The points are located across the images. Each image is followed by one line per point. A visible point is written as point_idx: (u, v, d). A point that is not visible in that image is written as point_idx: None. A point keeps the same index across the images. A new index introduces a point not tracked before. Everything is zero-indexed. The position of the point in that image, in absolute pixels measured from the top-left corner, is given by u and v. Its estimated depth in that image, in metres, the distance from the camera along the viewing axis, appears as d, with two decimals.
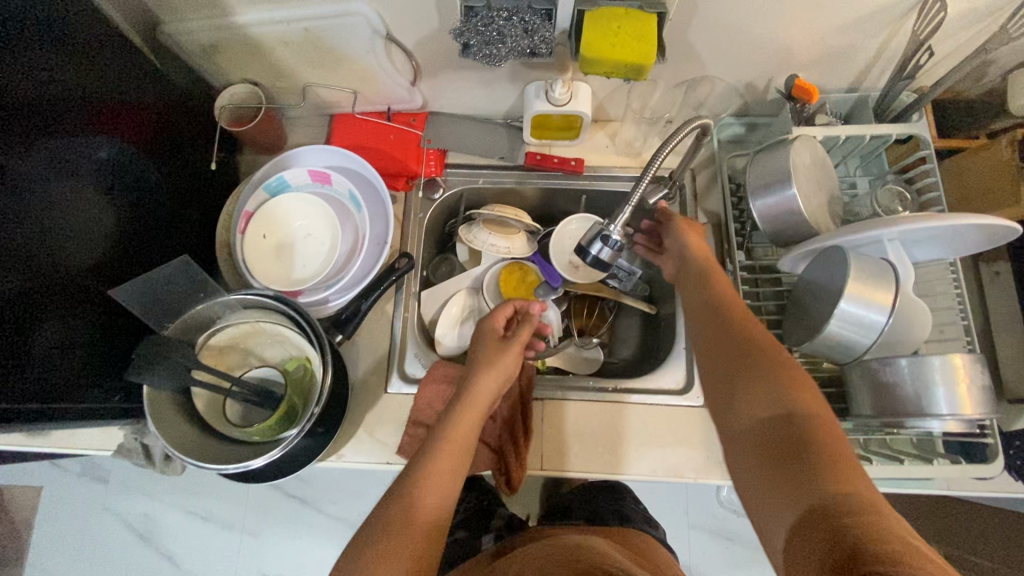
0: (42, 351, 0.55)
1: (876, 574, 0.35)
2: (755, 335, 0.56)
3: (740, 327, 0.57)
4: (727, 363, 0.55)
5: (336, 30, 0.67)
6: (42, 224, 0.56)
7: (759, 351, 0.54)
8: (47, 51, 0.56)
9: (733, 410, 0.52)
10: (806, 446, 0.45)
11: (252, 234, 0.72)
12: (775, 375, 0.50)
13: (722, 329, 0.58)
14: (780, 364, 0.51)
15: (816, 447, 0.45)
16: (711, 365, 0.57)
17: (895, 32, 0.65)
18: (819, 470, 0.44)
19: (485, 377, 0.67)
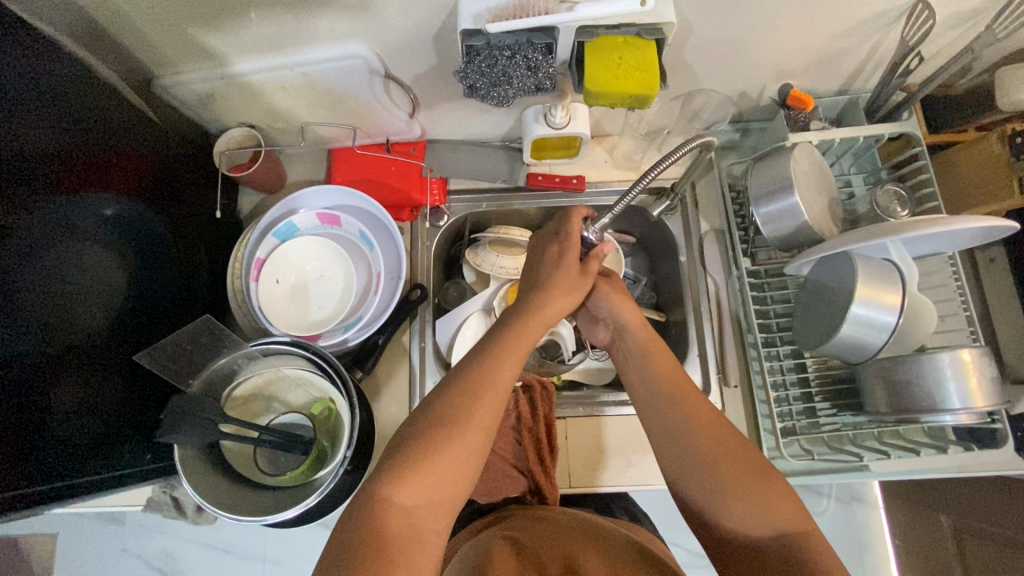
0: (67, 423, 0.55)
1: None
2: (682, 381, 0.63)
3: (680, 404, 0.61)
4: (672, 417, 0.60)
5: (334, 72, 0.66)
6: (53, 291, 0.56)
7: (723, 454, 0.56)
8: (50, 117, 0.55)
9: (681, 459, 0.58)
10: (750, 484, 0.54)
11: (266, 280, 0.72)
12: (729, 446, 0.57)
13: (648, 364, 0.65)
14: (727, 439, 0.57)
15: (744, 476, 0.55)
16: (652, 411, 0.62)
17: (883, 38, 0.67)
18: (769, 509, 0.52)
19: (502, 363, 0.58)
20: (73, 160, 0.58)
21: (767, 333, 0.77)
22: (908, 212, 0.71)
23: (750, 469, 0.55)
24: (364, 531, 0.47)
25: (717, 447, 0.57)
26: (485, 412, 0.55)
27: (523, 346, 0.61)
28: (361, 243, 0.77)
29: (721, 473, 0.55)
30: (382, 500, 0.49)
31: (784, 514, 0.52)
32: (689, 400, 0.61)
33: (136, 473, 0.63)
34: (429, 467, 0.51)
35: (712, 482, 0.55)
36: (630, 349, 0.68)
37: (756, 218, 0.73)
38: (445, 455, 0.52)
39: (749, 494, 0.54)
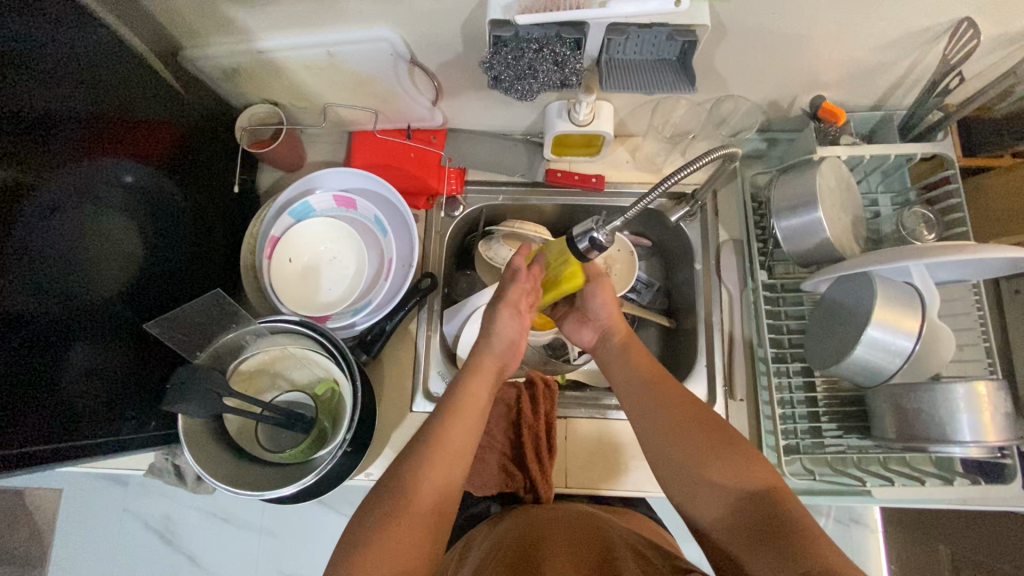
0: (76, 383, 0.56)
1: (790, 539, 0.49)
2: (663, 378, 0.66)
3: (679, 422, 0.61)
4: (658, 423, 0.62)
5: (359, 54, 0.66)
6: (68, 251, 0.56)
7: (699, 440, 0.58)
8: (72, 78, 0.55)
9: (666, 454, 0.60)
10: (720, 454, 0.57)
11: (279, 258, 0.72)
12: (716, 452, 0.57)
13: (627, 362, 0.69)
14: (713, 447, 0.58)
15: (714, 452, 0.57)
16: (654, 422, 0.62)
17: (923, 55, 0.65)
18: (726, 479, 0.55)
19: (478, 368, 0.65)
20: (91, 122, 0.58)
21: (778, 348, 0.76)
22: (934, 236, 0.70)
23: (711, 431, 0.59)
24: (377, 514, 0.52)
25: (688, 418, 0.60)
26: (455, 441, 0.57)
27: (480, 383, 0.64)
28: (375, 228, 0.77)
29: (690, 440, 0.59)
30: (382, 511, 0.52)
31: (756, 472, 0.55)
32: (670, 399, 0.63)
33: (140, 439, 0.64)
34: (423, 473, 0.55)
35: (693, 467, 0.57)
36: (626, 376, 0.68)
37: (776, 231, 0.72)
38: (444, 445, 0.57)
39: (723, 458, 0.56)
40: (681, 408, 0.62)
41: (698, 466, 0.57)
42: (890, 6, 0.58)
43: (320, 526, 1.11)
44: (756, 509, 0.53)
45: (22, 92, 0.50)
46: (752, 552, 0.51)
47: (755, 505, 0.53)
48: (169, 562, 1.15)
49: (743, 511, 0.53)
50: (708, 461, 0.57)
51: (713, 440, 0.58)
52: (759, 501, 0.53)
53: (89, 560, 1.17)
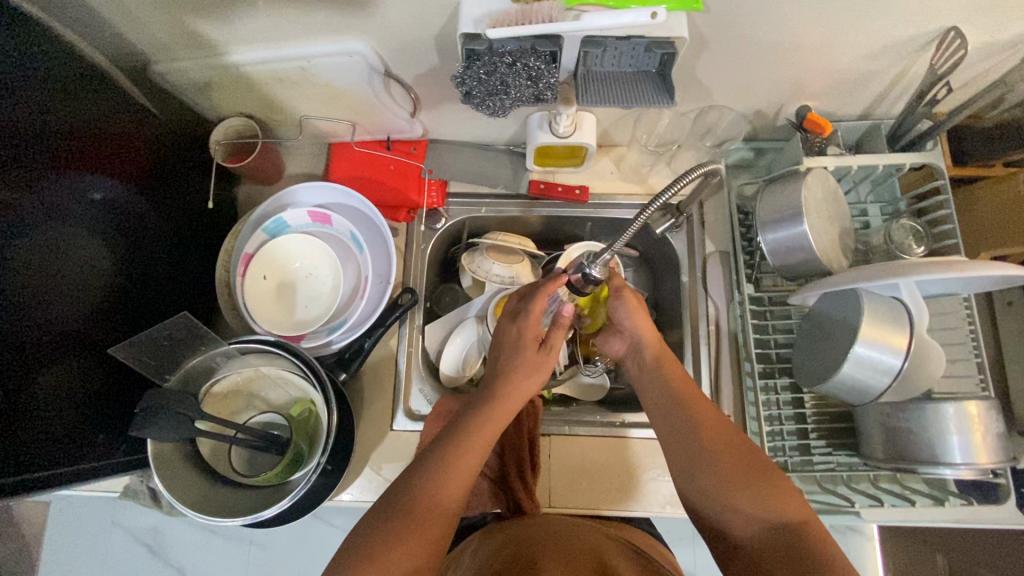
0: (45, 410, 0.54)
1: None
2: (698, 397, 0.62)
3: (713, 449, 0.57)
4: (686, 445, 0.58)
5: (333, 67, 0.64)
6: (32, 273, 0.54)
7: (732, 463, 0.55)
8: (32, 93, 0.53)
9: (696, 480, 0.56)
10: (753, 485, 0.54)
11: (253, 275, 0.70)
12: (754, 480, 0.54)
13: (658, 376, 0.65)
14: (748, 473, 0.54)
15: (744, 483, 0.54)
16: (683, 448, 0.58)
17: (912, 63, 0.64)
18: (764, 505, 0.52)
19: (515, 377, 0.63)
20: (57, 138, 0.56)
21: (766, 363, 0.74)
22: (923, 249, 0.68)
23: (747, 458, 0.55)
24: (392, 519, 0.52)
25: (723, 443, 0.57)
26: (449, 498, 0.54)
27: (504, 413, 0.61)
28: (350, 243, 0.75)
29: (721, 470, 0.55)
30: (401, 515, 0.52)
31: (789, 508, 0.52)
32: (703, 418, 0.59)
33: (111, 465, 0.62)
34: (443, 479, 0.54)
35: (722, 493, 0.54)
36: (657, 388, 0.64)
37: (762, 244, 0.70)
38: (467, 454, 0.57)
39: (754, 490, 0.53)
40: (719, 431, 0.59)
41: (728, 493, 0.54)
42: (877, 15, 0.56)
43: (309, 538, 1.10)
44: (783, 548, 0.50)
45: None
46: None
47: (786, 541, 0.50)
48: None
49: (771, 545, 0.51)
50: (742, 493, 0.54)
51: (747, 472, 0.54)
52: (789, 541, 0.50)
53: None
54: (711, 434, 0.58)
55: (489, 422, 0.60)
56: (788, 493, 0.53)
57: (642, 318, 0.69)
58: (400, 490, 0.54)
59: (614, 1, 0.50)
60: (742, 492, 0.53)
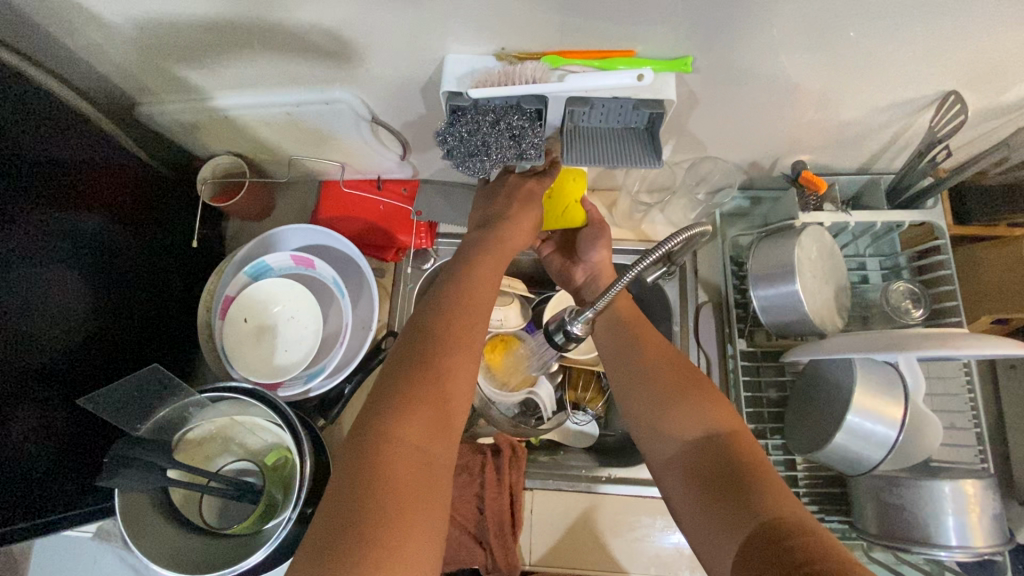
0: (10, 460, 0.53)
1: (749, 484, 0.45)
2: (643, 325, 0.63)
3: (653, 367, 0.57)
4: (626, 365, 0.59)
5: (320, 112, 0.64)
6: (4, 317, 0.53)
7: (666, 378, 0.56)
8: (15, 137, 0.52)
9: (631, 397, 0.57)
10: (685, 397, 0.53)
11: (233, 318, 0.69)
12: (684, 393, 0.53)
13: (617, 309, 0.66)
14: (681, 386, 0.54)
15: (679, 396, 0.53)
16: (626, 369, 0.59)
17: (909, 123, 0.62)
18: (695, 412, 0.52)
19: (518, 232, 0.63)
20: (35, 182, 0.55)
21: (758, 422, 0.72)
22: (921, 314, 0.65)
23: (684, 375, 0.55)
24: (408, 370, 0.49)
25: (662, 361, 0.58)
26: (464, 379, 0.50)
27: (496, 266, 0.61)
28: (334, 288, 0.73)
29: (655, 384, 0.56)
30: (421, 366, 0.49)
31: (720, 416, 0.51)
32: (646, 344, 0.60)
33: (75, 515, 0.60)
34: (456, 344, 0.52)
35: (655, 407, 0.54)
36: (605, 317, 0.65)
37: (753, 299, 0.68)
38: (470, 311, 0.55)
39: (683, 401, 0.53)
40: (659, 350, 0.59)
41: (661, 406, 0.54)
42: (873, 77, 0.55)
43: None
44: (703, 454, 0.49)
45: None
46: (702, 494, 0.47)
47: (714, 448, 0.49)
48: None
49: (697, 453, 0.49)
50: (674, 402, 0.53)
51: (681, 385, 0.54)
52: (713, 445, 0.49)
53: None
54: (654, 356, 0.59)
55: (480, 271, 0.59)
56: (722, 405, 0.52)
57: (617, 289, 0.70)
58: (416, 346, 0.51)
59: (601, 61, 0.50)
60: (675, 402, 0.53)
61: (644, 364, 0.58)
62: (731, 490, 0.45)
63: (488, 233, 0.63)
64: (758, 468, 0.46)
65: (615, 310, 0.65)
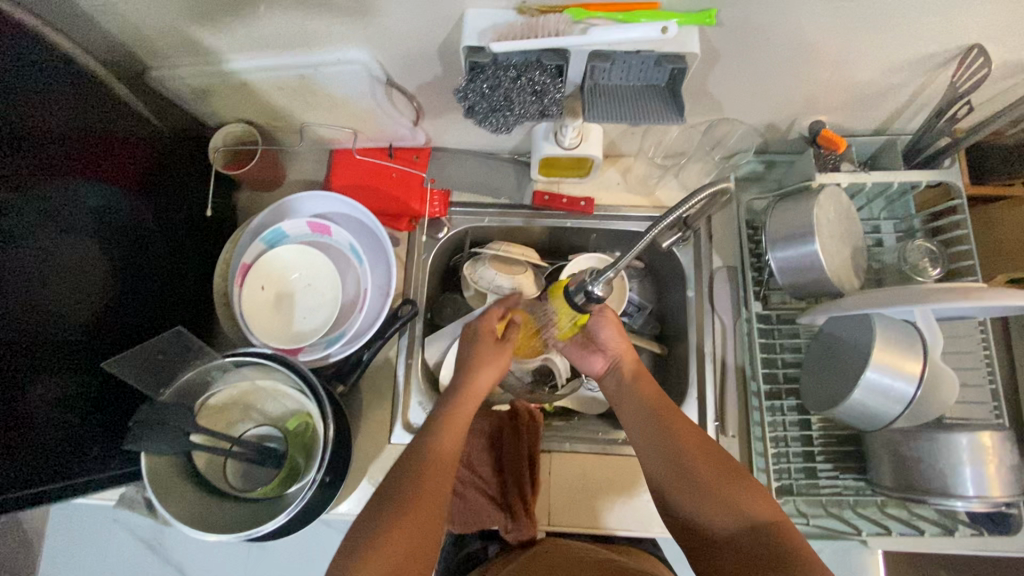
0: (36, 422, 0.53)
1: (794, 566, 0.47)
2: (666, 397, 0.64)
3: (685, 446, 0.59)
4: (656, 436, 0.61)
5: (334, 75, 0.63)
6: (21, 287, 0.52)
7: (704, 458, 0.57)
8: (26, 99, 0.52)
9: (663, 469, 0.59)
10: (727, 484, 0.55)
11: (250, 286, 0.69)
12: (723, 480, 0.55)
13: (632, 382, 0.67)
14: (720, 472, 0.56)
15: (720, 479, 0.56)
16: (655, 442, 0.60)
17: (929, 80, 0.62)
18: (737, 504, 0.54)
19: (485, 370, 0.66)
20: (45, 145, 0.54)
21: (772, 384, 0.73)
22: (938, 271, 0.66)
23: (720, 461, 0.57)
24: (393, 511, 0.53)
25: (695, 441, 0.59)
26: (441, 475, 0.56)
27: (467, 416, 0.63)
28: (350, 255, 0.74)
29: (693, 463, 0.57)
30: (404, 502, 0.53)
31: (760, 506, 0.53)
32: (674, 417, 0.61)
33: (101, 478, 0.61)
34: (432, 466, 0.57)
35: (696, 482, 0.56)
36: (632, 395, 0.66)
37: (770, 262, 0.68)
38: (446, 432, 0.60)
39: (728, 485, 0.55)
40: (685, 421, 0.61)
41: (702, 485, 0.56)
42: (896, 30, 0.54)
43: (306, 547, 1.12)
44: (757, 535, 0.51)
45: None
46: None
47: (757, 537, 0.51)
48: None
49: (743, 542, 0.52)
50: (706, 504, 0.55)
51: (723, 476, 0.56)
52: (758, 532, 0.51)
53: None
54: (685, 429, 0.60)
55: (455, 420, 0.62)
56: (763, 498, 0.54)
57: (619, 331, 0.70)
58: (398, 474, 0.56)
59: (623, 14, 0.50)
60: (715, 491, 0.55)
61: (681, 440, 0.59)
62: (779, 572, 0.48)
63: (460, 383, 0.65)
64: (802, 550, 0.49)
65: (638, 384, 0.66)
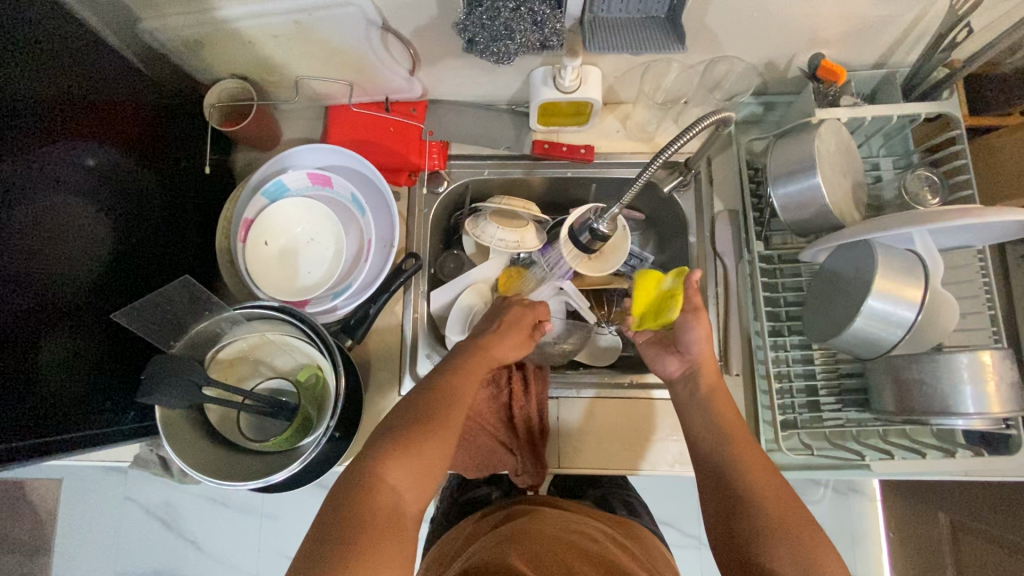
0: (48, 375, 0.53)
1: None
2: (747, 435, 0.61)
3: (757, 490, 0.56)
4: (728, 475, 0.58)
5: (328, 20, 0.61)
6: (25, 255, 0.52)
7: (776, 505, 0.54)
8: (18, 53, 0.51)
9: (730, 512, 0.56)
10: (797, 542, 0.51)
11: (254, 241, 0.69)
12: (789, 534, 0.52)
13: (707, 406, 0.64)
14: (792, 525, 0.52)
15: (784, 527, 0.52)
16: (727, 480, 0.58)
17: (929, 6, 0.61)
18: (799, 556, 0.50)
19: (506, 342, 0.67)
20: (33, 102, 0.52)
21: (775, 321, 0.74)
22: (937, 201, 0.67)
23: (793, 513, 0.53)
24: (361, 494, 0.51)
25: (771, 487, 0.56)
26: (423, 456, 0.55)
27: (462, 404, 0.60)
28: (352, 206, 0.74)
29: (766, 509, 0.54)
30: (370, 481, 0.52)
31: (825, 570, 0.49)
32: (752, 460, 0.58)
33: (117, 432, 0.61)
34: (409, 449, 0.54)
35: (758, 531, 0.53)
36: (706, 425, 0.63)
37: (772, 199, 0.69)
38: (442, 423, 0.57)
39: (788, 536, 0.52)
40: (759, 460, 0.58)
41: (763, 533, 0.52)
42: None
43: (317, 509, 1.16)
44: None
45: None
46: None
47: None
48: (173, 546, 1.20)
49: None
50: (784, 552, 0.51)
51: (798, 529, 0.52)
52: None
53: (95, 546, 1.22)
54: (762, 475, 0.57)
55: (450, 400, 0.59)
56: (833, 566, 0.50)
57: (706, 335, 0.65)
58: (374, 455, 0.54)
59: None
60: (790, 540, 0.51)
61: (753, 483, 0.56)
62: None
63: (478, 345, 0.66)
64: None
65: (719, 417, 0.63)
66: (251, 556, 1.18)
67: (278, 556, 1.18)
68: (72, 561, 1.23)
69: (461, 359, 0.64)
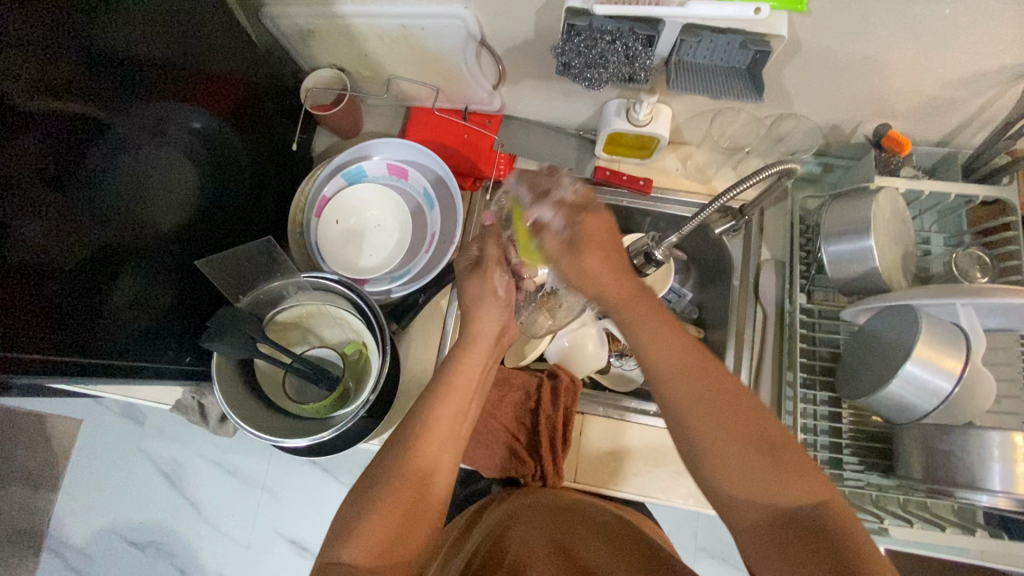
0: (119, 308, 0.56)
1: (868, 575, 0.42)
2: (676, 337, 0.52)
3: (713, 405, 0.49)
4: (703, 408, 0.49)
5: (432, 27, 0.67)
6: (117, 194, 0.55)
7: (741, 424, 0.48)
8: (149, 19, 0.56)
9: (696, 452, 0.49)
10: (776, 471, 0.47)
11: (327, 218, 0.77)
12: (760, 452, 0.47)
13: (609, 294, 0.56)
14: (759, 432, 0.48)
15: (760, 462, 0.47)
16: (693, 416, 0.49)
17: (998, 95, 0.64)
18: (782, 484, 0.47)
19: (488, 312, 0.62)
20: (142, 64, 0.56)
21: (809, 374, 0.75)
22: (987, 280, 0.68)
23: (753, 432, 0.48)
24: (394, 485, 0.53)
25: (727, 408, 0.49)
26: (438, 437, 0.56)
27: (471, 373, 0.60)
28: (422, 201, 0.80)
29: (728, 433, 0.48)
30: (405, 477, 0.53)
31: (810, 489, 0.46)
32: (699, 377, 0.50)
33: (176, 370, 0.65)
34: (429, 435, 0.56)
35: (712, 457, 0.48)
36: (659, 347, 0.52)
37: (823, 254, 0.71)
38: (449, 397, 0.58)
39: (756, 464, 0.47)
40: (681, 355, 0.51)
41: (715, 457, 0.48)
42: (975, 43, 0.56)
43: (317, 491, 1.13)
44: (830, 531, 0.45)
45: (82, 23, 0.49)
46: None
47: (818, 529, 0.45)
48: (171, 505, 1.19)
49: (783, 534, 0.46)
50: (768, 475, 0.47)
51: (766, 437, 0.48)
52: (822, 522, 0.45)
53: (98, 489, 1.24)
54: (708, 396, 0.49)
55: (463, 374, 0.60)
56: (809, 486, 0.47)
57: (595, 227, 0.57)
58: (403, 440, 0.56)
59: None
60: (773, 475, 0.47)
61: (712, 407, 0.49)
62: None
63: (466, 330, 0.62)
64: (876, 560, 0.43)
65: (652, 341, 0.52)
66: (245, 528, 1.16)
67: (272, 532, 1.15)
68: (73, 501, 1.25)
69: (431, 397, 0.58)
